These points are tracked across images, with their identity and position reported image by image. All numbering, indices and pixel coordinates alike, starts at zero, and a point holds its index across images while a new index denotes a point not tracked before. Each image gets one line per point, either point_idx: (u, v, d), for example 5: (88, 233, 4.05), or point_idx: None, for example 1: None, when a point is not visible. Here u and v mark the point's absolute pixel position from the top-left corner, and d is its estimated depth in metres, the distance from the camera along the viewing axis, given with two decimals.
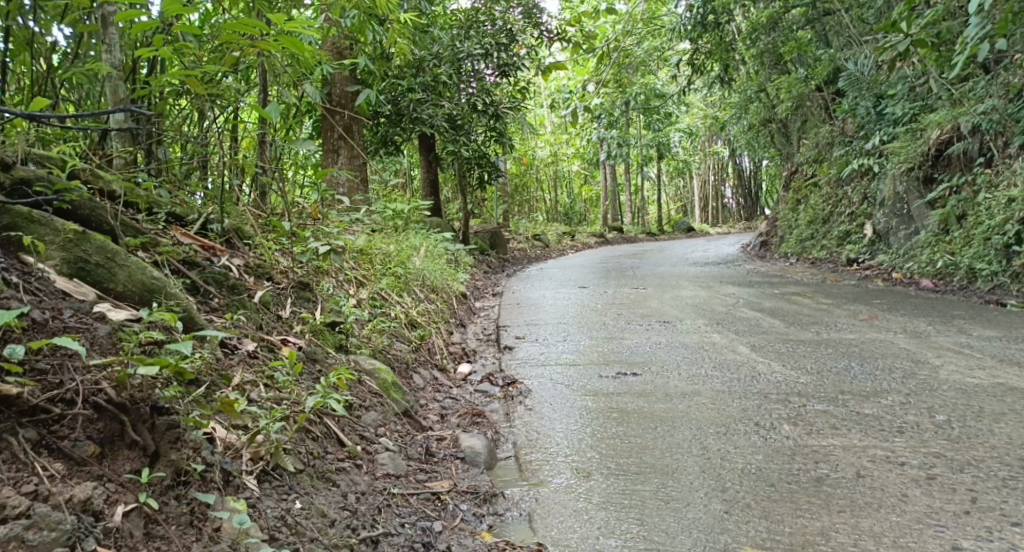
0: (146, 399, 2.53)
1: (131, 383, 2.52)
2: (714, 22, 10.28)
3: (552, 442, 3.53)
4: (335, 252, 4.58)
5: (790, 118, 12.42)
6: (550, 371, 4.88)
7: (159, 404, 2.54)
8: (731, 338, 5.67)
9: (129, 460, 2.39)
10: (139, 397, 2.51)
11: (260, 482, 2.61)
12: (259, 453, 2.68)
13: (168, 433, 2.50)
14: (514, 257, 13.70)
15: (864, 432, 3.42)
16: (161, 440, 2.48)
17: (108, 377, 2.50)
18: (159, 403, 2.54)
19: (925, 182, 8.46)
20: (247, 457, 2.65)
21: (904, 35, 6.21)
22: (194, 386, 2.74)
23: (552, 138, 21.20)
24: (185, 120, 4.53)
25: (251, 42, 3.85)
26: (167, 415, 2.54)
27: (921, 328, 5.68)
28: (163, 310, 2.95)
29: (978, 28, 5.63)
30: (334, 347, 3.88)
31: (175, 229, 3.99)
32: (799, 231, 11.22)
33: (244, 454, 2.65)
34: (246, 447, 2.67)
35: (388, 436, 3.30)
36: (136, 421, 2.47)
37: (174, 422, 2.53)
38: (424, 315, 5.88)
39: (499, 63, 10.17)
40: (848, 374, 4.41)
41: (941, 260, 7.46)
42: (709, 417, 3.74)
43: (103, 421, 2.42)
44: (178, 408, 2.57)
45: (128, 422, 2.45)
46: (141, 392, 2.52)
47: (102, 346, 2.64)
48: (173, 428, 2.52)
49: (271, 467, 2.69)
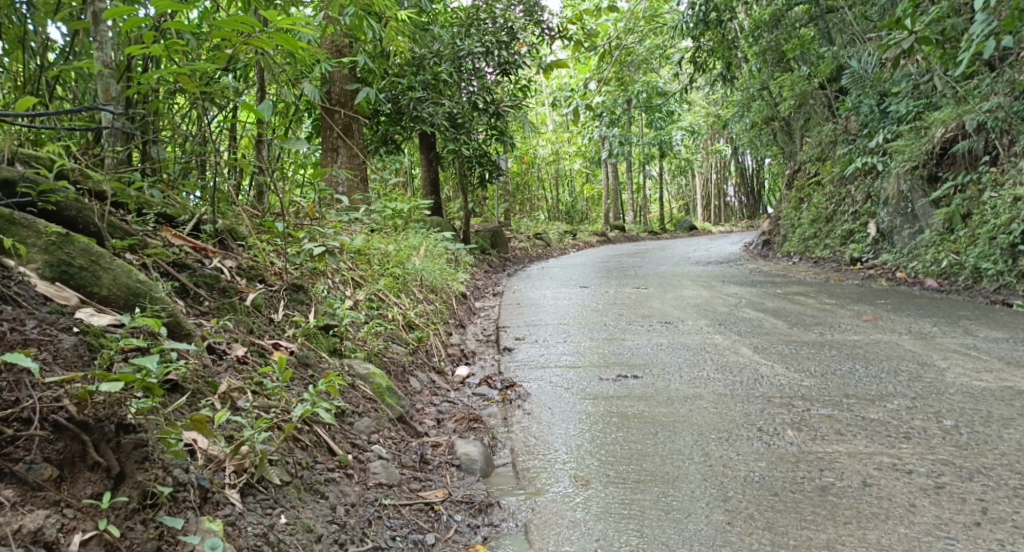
0: (112, 416, 2.42)
1: (95, 400, 2.42)
2: (717, 19, 10.18)
3: (550, 448, 3.46)
4: (330, 253, 4.51)
5: (793, 116, 12.32)
6: (550, 373, 4.80)
7: (127, 420, 2.44)
8: (734, 339, 5.59)
9: (90, 484, 2.31)
10: (103, 414, 2.41)
11: (243, 497, 2.55)
12: (243, 466, 2.62)
13: (134, 453, 2.40)
14: (516, 257, 13.61)
15: (870, 437, 3.34)
16: (127, 460, 2.38)
17: (69, 394, 2.41)
18: (126, 421, 2.43)
19: (929, 181, 8.37)
20: (230, 470, 2.59)
21: (908, 32, 6.12)
22: (176, 395, 2.75)
23: (554, 137, 21.10)
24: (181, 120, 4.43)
25: (245, 39, 3.77)
26: (134, 433, 2.43)
27: (926, 330, 5.60)
28: (148, 317, 2.89)
29: (984, 24, 5.55)
30: (328, 351, 3.82)
31: (167, 230, 3.93)
32: (802, 230, 11.13)
33: (227, 466, 2.59)
34: (229, 460, 2.61)
35: (381, 443, 3.23)
36: (99, 439, 2.37)
37: (141, 441, 2.42)
38: (423, 316, 5.80)
39: (500, 61, 10.07)
40: (852, 377, 4.33)
41: (946, 259, 7.37)
42: (711, 422, 3.66)
43: (63, 440, 2.34)
44: (145, 426, 2.46)
45: (89, 441, 2.35)
46: (106, 409, 2.42)
47: (65, 360, 2.56)
48: (140, 447, 2.41)
49: (256, 480, 2.63)
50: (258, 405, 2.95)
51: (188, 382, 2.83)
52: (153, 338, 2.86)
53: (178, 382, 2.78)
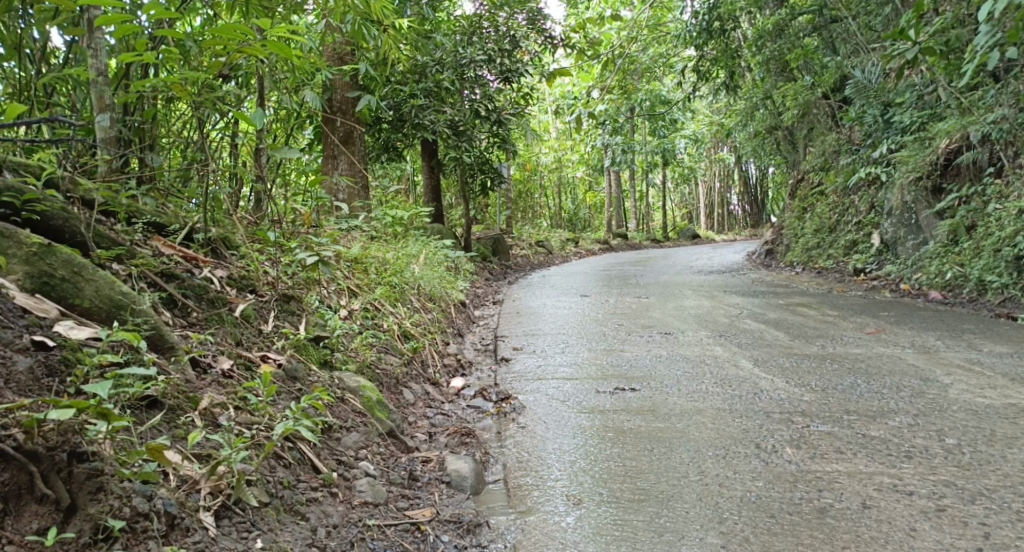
0: (64, 444, 2.38)
1: (44, 428, 2.37)
2: (720, 28, 10.14)
3: (543, 465, 3.39)
4: (323, 263, 4.45)
5: (796, 126, 12.26)
6: (547, 385, 4.74)
7: (80, 448, 2.39)
8: (734, 351, 5.52)
9: (37, 517, 2.26)
10: (55, 443, 2.37)
11: (218, 520, 2.49)
12: (219, 487, 2.56)
13: (88, 483, 2.34)
14: (517, 264, 13.55)
15: (870, 456, 3.27)
16: (79, 491, 2.33)
17: (17, 421, 2.34)
18: (80, 449, 2.38)
19: (934, 192, 8.33)
20: (206, 491, 2.53)
21: (912, 43, 6.06)
22: (152, 413, 2.71)
23: (556, 145, 21.07)
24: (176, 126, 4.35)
25: (238, 47, 3.71)
26: (89, 462, 2.38)
27: (928, 343, 5.52)
28: (128, 329, 2.89)
29: (988, 36, 5.50)
30: (317, 363, 3.76)
31: (157, 238, 3.91)
32: (804, 240, 11.05)
33: (202, 488, 2.53)
34: (206, 481, 2.54)
35: (369, 459, 3.17)
36: (48, 470, 2.32)
37: (95, 470, 2.37)
38: (420, 326, 5.74)
39: (503, 69, 10.01)
40: (853, 392, 4.26)
41: (950, 271, 7.30)
42: (708, 438, 3.59)
43: (9, 470, 2.27)
44: (102, 455, 2.40)
45: (37, 472, 2.30)
46: (59, 437, 2.38)
47: (18, 384, 2.51)
48: (94, 477, 2.36)
49: (232, 501, 2.57)
50: (240, 421, 2.90)
51: (168, 397, 2.79)
52: (134, 351, 2.85)
53: (157, 398, 2.75)
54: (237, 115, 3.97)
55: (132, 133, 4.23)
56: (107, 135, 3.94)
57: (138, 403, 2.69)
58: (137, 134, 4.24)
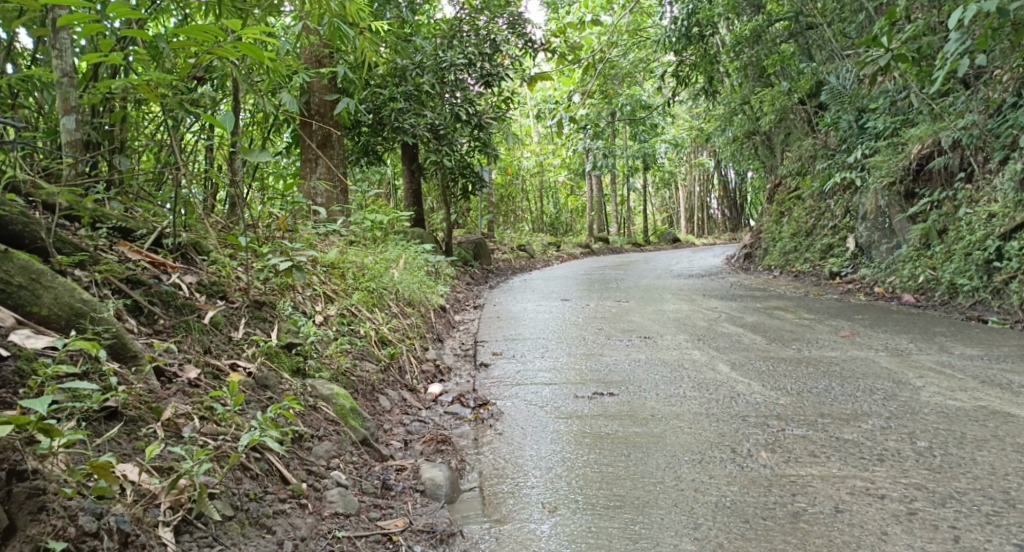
0: (4, 462, 2.31)
1: None
2: (699, 34, 10.19)
3: (519, 472, 3.37)
4: (296, 269, 4.41)
5: (774, 131, 12.34)
6: (525, 390, 4.71)
7: (20, 467, 2.32)
8: (712, 355, 5.52)
9: None
10: None
11: (178, 536, 2.46)
12: (179, 501, 2.52)
13: (28, 503, 2.28)
14: (498, 268, 13.53)
15: (843, 460, 3.27)
16: (19, 511, 2.26)
17: None
18: (20, 468, 2.31)
19: (906, 197, 8.40)
20: (165, 506, 2.49)
21: (884, 50, 6.12)
22: (110, 425, 2.67)
23: (538, 149, 21.08)
24: (146, 130, 4.29)
25: (207, 49, 3.66)
26: (30, 481, 2.31)
27: (903, 346, 5.56)
28: (87, 338, 2.85)
29: (958, 43, 5.57)
30: (289, 371, 3.72)
31: (123, 244, 3.86)
32: (782, 243, 11.10)
33: (161, 503, 2.49)
34: (165, 495, 2.51)
35: (340, 469, 3.14)
36: None
37: (36, 490, 2.30)
38: (397, 331, 5.70)
39: (483, 74, 9.99)
40: (828, 395, 4.27)
41: (923, 274, 7.36)
42: (685, 443, 3.58)
43: None
44: (46, 473, 2.34)
45: None
46: None
47: None
48: (35, 496, 2.29)
49: (193, 516, 2.53)
50: (205, 432, 2.86)
51: (129, 408, 2.75)
52: (93, 361, 2.81)
53: (117, 408, 2.72)
54: (206, 117, 3.87)
55: (99, 136, 4.19)
56: (71, 138, 3.91)
57: (95, 415, 2.66)
58: (103, 137, 4.20)
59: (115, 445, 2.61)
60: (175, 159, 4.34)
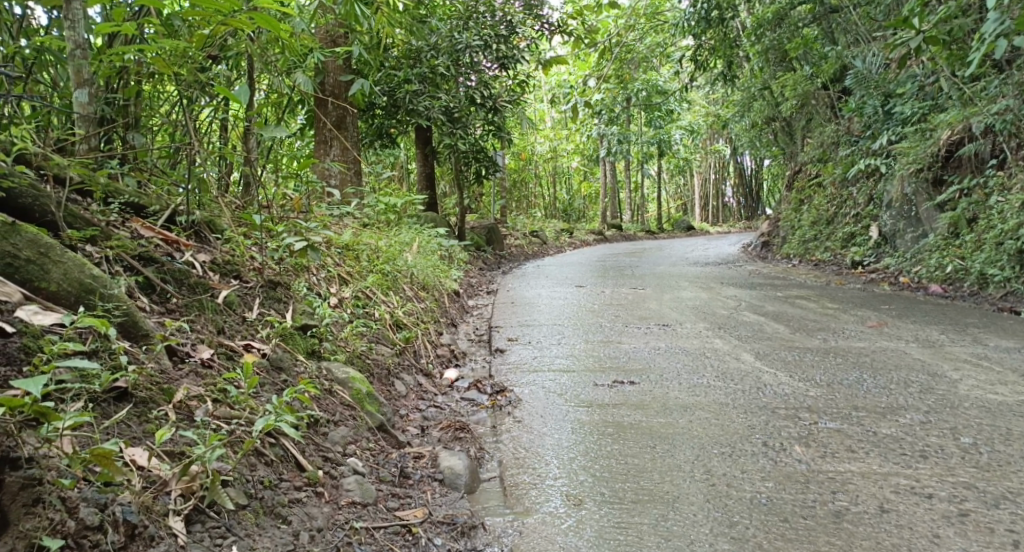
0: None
1: None
2: (719, 17, 9.93)
3: (539, 461, 3.23)
4: (311, 248, 4.27)
5: (794, 117, 12.10)
6: (543, 377, 4.56)
7: (12, 455, 2.15)
8: (735, 344, 5.36)
9: None
10: None
11: (188, 526, 2.33)
12: (191, 488, 2.40)
13: (22, 495, 2.12)
14: (511, 254, 13.36)
15: (883, 456, 3.12)
16: (12, 504, 2.10)
17: None
18: (12, 456, 2.15)
19: (934, 184, 8.17)
20: (176, 493, 2.36)
21: (915, 32, 5.91)
22: (119, 407, 2.54)
23: (552, 134, 20.85)
24: (161, 107, 4.15)
25: (223, 19, 3.52)
26: (23, 469, 2.15)
27: (933, 337, 5.38)
28: (97, 315, 2.73)
29: (997, 24, 5.36)
30: (304, 353, 3.59)
31: (134, 220, 3.74)
32: (801, 232, 10.88)
33: (172, 490, 2.36)
34: (176, 482, 2.38)
35: (357, 456, 3.01)
36: None
37: (30, 479, 2.15)
38: (412, 315, 5.56)
39: (498, 56, 9.79)
40: (860, 388, 4.11)
41: (950, 264, 7.15)
42: (713, 435, 3.44)
43: None
44: (41, 461, 2.19)
45: None
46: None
47: None
48: (29, 487, 2.14)
49: (206, 504, 2.40)
50: (218, 415, 2.73)
51: (139, 389, 2.63)
52: (102, 339, 2.69)
53: (127, 390, 2.59)
54: (221, 90, 3.71)
55: (112, 110, 4.06)
56: (84, 111, 3.78)
57: (104, 396, 2.53)
58: (116, 111, 4.07)
59: (123, 429, 2.48)
60: (190, 135, 4.19)
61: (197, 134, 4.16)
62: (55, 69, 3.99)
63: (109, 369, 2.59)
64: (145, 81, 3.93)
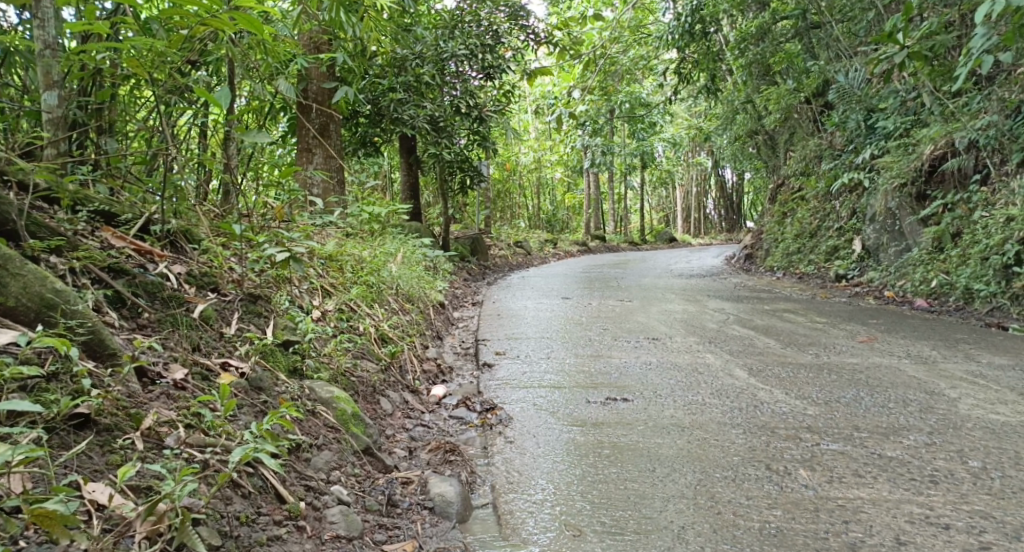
0: None
1: None
2: (702, 31, 9.85)
3: (534, 486, 3.09)
4: (293, 260, 4.08)
5: (778, 130, 12.03)
6: (534, 393, 4.40)
7: None
8: (727, 360, 5.23)
9: None
10: None
11: None
12: (157, 531, 2.22)
13: None
14: (496, 265, 13.18)
15: (892, 481, 3.01)
16: None
17: None
18: None
19: (917, 199, 8.03)
20: (140, 536, 2.19)
21: (899, 47, 5.82)
22: (80, 435, 2.38)
23: (536, 144, 20.68)
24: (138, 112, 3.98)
25: (200, 19, 3.36)
26: None
27: (926, 353, 5.28)
28: (57, 334, 2.55)
29: (984, 38, 5.25)
30: (286, 372, 3.41)
31: (105, 229, 3.57)
32: (785, 244, 10.79)
33: (135, 533, 2.19)
34: (140, 524, 2.21)
35: (341, 483, 2.84)
36: None
37: None
38: (397, 329, 5.38)
39: (484, 66, 9.65)
40: (860, 406, 3.97)
41: (935, 279, 7.07)
42: (713, 457, 3.30)
43: None
44: None
45: None
46: None
47: None
48: None
49: (174, 547, 2.22)
50: (191, 443, 2.55)
51: (104, 416, 2.46)
52: (63, 360, 2.52)
53: (89, 416, 2.42)
54: (201, 94, 3.56)
55: (84, 115, 3.89)
56: (53, 115, 3.66)
57: (63, 424, 2.37)
58: (89, 116, 3.90)
59: (84, 464, 2.31)
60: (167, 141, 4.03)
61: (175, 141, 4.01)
62: (24, 71, 3.83)
63: (69, 394, 2.42)
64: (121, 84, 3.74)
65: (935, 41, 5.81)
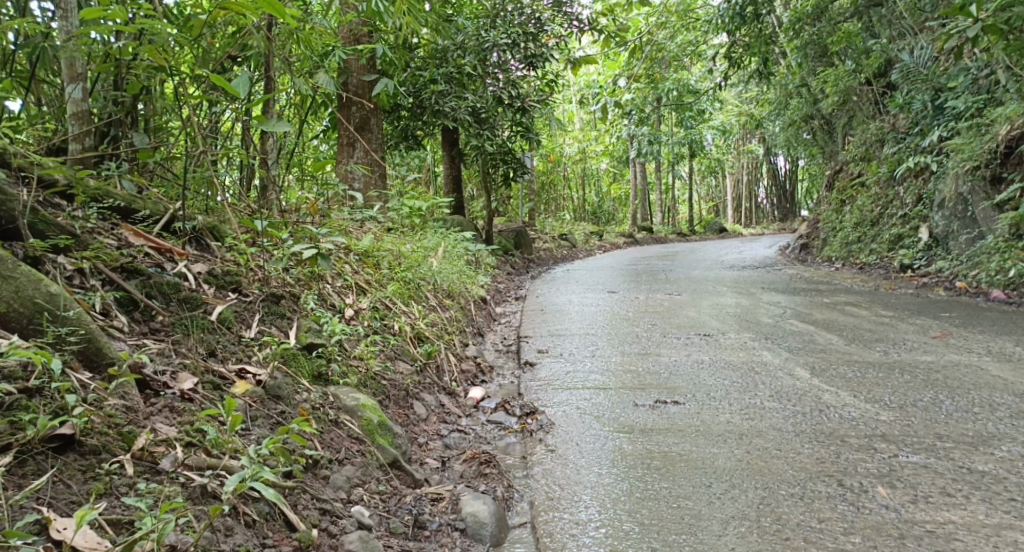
0: None
1: None
2: (754, 13, 9.13)
3: (576, 502, 2.82)
4: (321, 257, 3.77)
5: (836, 114, 11.44)
6: (576, 396, 4.08)
7: None
8: (785, 358, 4.84)
9: None
10: None
11: None
12: None
13: None
14: (540, 259, 12.81)
15: (988, 502, 2.70)
16: None
17: None
18: None
19: (993, 182, 7.49)
20: None
21: (972, 20, 5.32)
22: (56, 458, 2.21)
23: (580, 135, 20.15)
24: (172, 108, 3.76)
25: (224, 4, 3.09)
26: None
27: (1008, 350, 4.83)
28: (45, 345, 2.39)
29: None
30: (309, 376, 3.19)
31: (124, 226, 3.38)
32: (844, 233, 10.25)
33: None
34: None
35: (363, 503, 2.63)
36: None
37: None
38: (435, 326, 5.11)
39: (527, 55, 9.34)
40: (940, 411, 3.58)
41: (1014, 268, 6.55)
42: (777, 470, 2.97)
43: None
44: None
45: None
46: None
47: None
48: None
49: None
50: (189, 465, 2.37)
51: (90, 436, 2.29)
52: (50, 373, 2.36)
53: (72, 437, 2.26)
54: (229, 86, 3.31)
55: (115, 109, 3.70)
56: (78, 110, 3.49)
57: (41, 446, 2.20)
58: (121, 111, 3.71)
59: (60, 495, 2.14)
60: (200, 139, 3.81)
61: (212, 136, 3.79)
62: (57, 64, 3.66)
63: (50, 413, 2.26)
64: (149, 78, 3.52)
65: (1013, 11, 5.32)
